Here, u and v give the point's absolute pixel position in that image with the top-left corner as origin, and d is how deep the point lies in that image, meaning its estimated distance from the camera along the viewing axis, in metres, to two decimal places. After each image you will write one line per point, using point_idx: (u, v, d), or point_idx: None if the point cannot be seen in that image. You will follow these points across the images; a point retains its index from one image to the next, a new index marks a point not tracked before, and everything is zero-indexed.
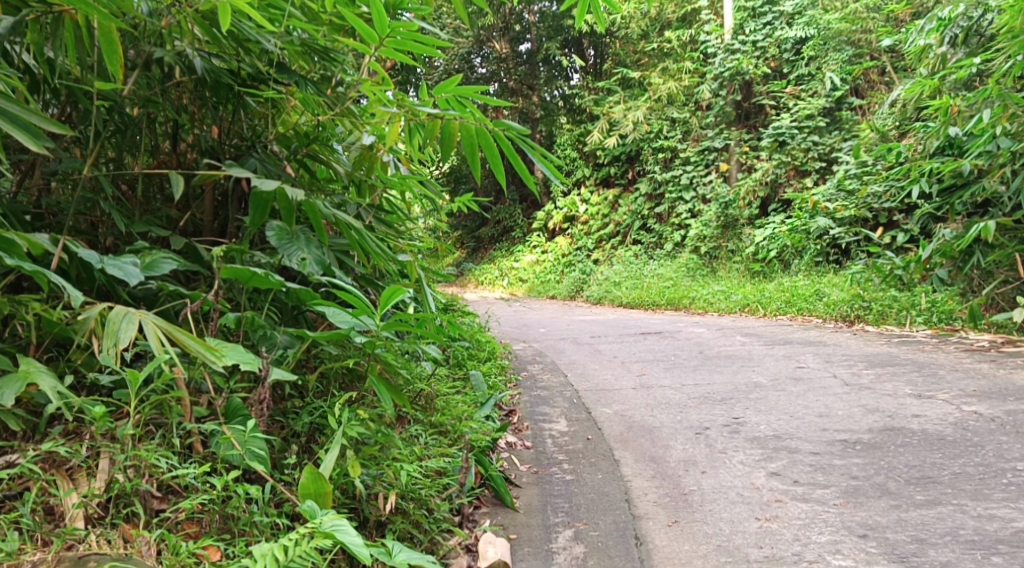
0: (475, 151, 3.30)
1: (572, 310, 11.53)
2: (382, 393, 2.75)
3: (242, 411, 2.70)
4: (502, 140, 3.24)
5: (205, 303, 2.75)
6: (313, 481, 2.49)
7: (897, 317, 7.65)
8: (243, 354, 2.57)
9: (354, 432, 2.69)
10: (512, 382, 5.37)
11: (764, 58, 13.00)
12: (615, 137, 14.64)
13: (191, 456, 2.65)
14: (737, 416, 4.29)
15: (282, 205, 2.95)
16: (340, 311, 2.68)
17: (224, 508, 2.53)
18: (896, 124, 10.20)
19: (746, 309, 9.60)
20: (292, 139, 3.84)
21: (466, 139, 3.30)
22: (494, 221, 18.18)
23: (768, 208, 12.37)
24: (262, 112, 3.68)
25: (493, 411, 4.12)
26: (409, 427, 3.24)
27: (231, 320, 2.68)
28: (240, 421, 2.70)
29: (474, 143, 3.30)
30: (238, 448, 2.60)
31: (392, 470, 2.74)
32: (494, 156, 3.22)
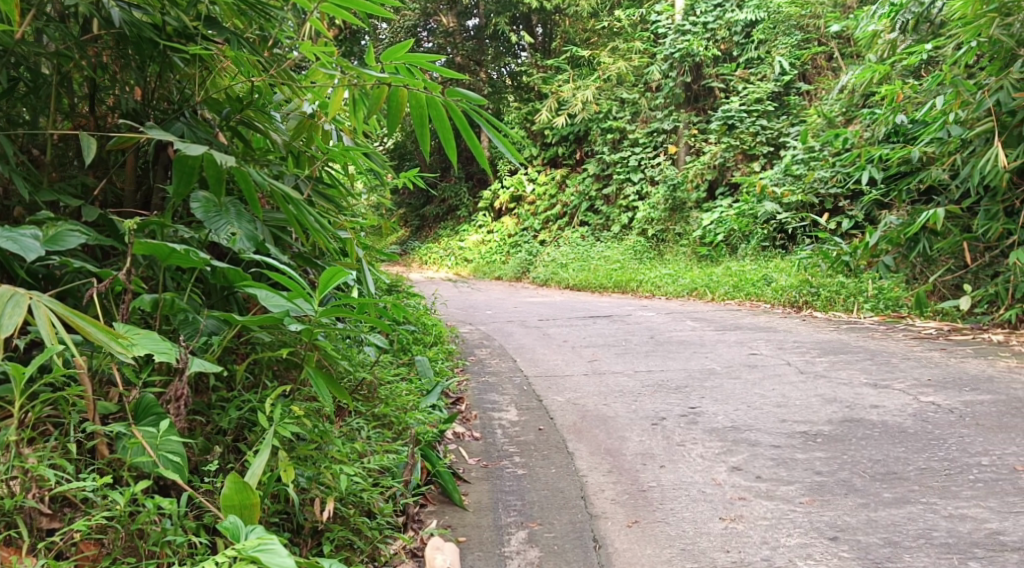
0: (425, 122, 3.02)
1: (518, 291, 11.34)
2: (320, 387, 2.52)
3: (156, 410, 2.40)
4: (454, 111, 2.97)
5: (116, 283, 2.41)
6: (238, 491, 2.23)
7: (844, 303, 7.60)
8: (157, 344, 2.29)
9: (287, 432, 2.45)
10: (460, 367, 5.17)
11: (714, 40, 12.89)
12: (564, 116, 14.44)
13: (94, 462, 2.37)
14: (693, 405, 4.16)
15: (211, 172, 2.69)
16: (272, 293, 2.42)
17: (130, 526, 2.24)
18: (843, 110, 10.19)
19: (693, 293, 9.52)
20: (224, 105, 3.61)
21: (415, 108, 3.02)
22: (440, 199, 17.88)
23: (716, 192, 12.29)
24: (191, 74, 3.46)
25: (439, 401, 3.93)
26: (350, 420, 3.02)
27: (146, 302, 2.40)
28: (153, 422, 2.39)
29: (424, 114, 3.03)
30: (150, 455, 2.30)
31: (331, 473, 2.51)
32: (445, 128, 2.95)
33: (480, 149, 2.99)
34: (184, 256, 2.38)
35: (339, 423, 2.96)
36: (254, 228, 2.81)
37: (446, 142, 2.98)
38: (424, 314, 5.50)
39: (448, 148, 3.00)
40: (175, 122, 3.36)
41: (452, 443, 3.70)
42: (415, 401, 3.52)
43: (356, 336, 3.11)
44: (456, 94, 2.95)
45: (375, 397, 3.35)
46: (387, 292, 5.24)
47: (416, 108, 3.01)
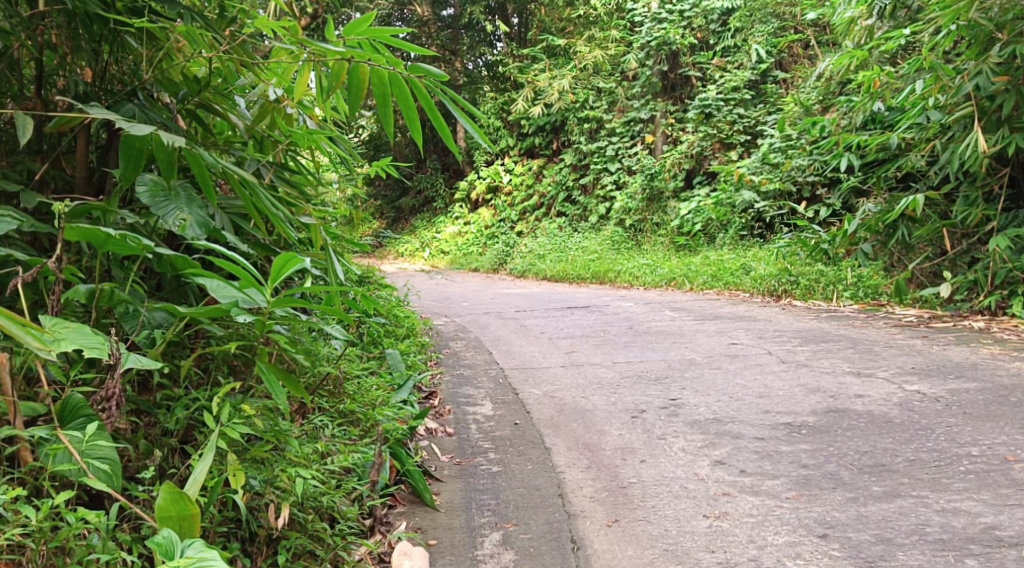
0: (387, 101, 2.85)
1: (495, 283, 11.18)
2: (273, 384, 2.32)
3: (85, 411, 2.20)
4: (417, 88, 2.80)
5: (45, 271, 2.20)
6: (174, 502, 2.03)
7: (824, 291, 7.49)
8: (85, 339, 2.12)
9: (236, 432, 2.27)
10: (434, 361, 5.02)
11: (690, 28, 12.77)
12: (540, 106, 14.28)
13: (14, 469, 2.14)
14: (674, 397, 4.03)
15: (160, 153, 2.53)
16: (219, 284, 2.24)
17: (52, 544, 2.03)
18: (819, 98, 10.10)
19: (672, 283, 9.41)
20: (181, 86, 3.45)
21: (377, 85, 2.84)
22: (416, 191, 17.68)
23: (693, 181, 12.18)
24: (144, 53, 3.30)
25: (410, 396, 3.78)
26: (312, 417, 2.86)
27: (80, 293, 2.20)
28: (82, 424, 2.19)
29: (386, 92, 2.85)
30: (76, 463, 2.10)
31: (287, 476, 2.34)
32: (408, 107, 2.78)
33: (445, 130, 2.81)
34: (122, 242, 2.21)
35: (298, 420, 2.79)
36: (206, 215, 2.63)
37: (410, 122, 2.81)
38: (396, 306, 5.33)
39: (412, 129, 2.82)
40: (125, 103, 3.20)
41: (424, 439, 3.56)
42: (384, 396, 3.36)
43: (317, 330, 2.95)
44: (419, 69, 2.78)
45: (342, 393, 3.19)
46: (357, 285, 5.07)
47: (378, 86, 2.84)
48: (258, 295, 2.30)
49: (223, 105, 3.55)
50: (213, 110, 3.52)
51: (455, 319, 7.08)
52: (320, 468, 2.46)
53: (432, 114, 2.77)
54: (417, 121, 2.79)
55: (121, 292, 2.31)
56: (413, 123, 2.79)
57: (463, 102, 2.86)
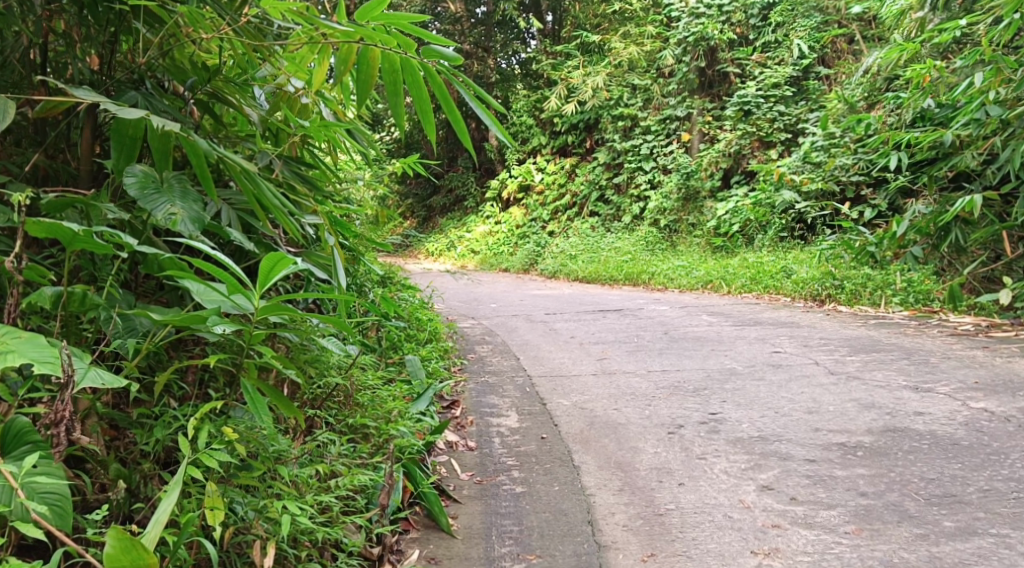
0: (399, 91, 2.60)
1: (525, 284, 10.91)
2: (259, 408, 2.08)
3: (32, 437, 1.90)
4: (432, 77, 2.54)
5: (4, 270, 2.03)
6: (126, 549, 1.71)
7: (870, 297, 7.10)
8: (40, 353, 1.88)
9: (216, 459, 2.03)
10: (458, 366, 4.76)
11: (729, 23, 12.37)
12: (574, 103, 13.98)
13: None
14: (714, 411, 3.73)
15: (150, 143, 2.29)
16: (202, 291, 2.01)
17: None
18: (865, 95, 9.70)
19: (708, 285, 9.07)
20: (188, 73, 3.24)
21: (388, 72, 2.60)
22: (447, 189, 17.47)
23: (731, 180, 11.80)
24: (155, 41, 3.05)
25: (429, 407, 3.53)
26: (318, 433, 2.62)
27: (46, 298, 2.01)
28: (25, 453, 1.88)
29: (398, 80, 2.60)
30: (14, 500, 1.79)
31: (277, 506, 2.10)
32: (420, 99, 2.53)
33: (461, 125, 2.56)
34: (92, 240, 1.99)
35: (300, 438, 2.55)
36: (200, 209, 2.41)
37: (423, 115, 2.56)
38: (419, 309, 5.07)
39: (425, 124, 2.58)
40: (128, 90, 2.96)
41: (444, 453, 3.31)
42: (400, 408, 3.11)
43: (323, 339, 2.72)
44: (433, 53, 2.52)
45: (354, 405, 2.95)
46: (378, 287, 4.83)
47: (388, 73, 2.58)
48: (246, 302, 2.07)
49: (236, 95, 3.35)
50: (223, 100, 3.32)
51: (481, 322, 6.82)
52: (316, 498, 2.22)
53: (447, 108, 2.52)
54: (429, 113, 2.55)
55: (94, 295, 2.11)
56: (425, 116, 2.55)
57: (482, 93, 2.60)
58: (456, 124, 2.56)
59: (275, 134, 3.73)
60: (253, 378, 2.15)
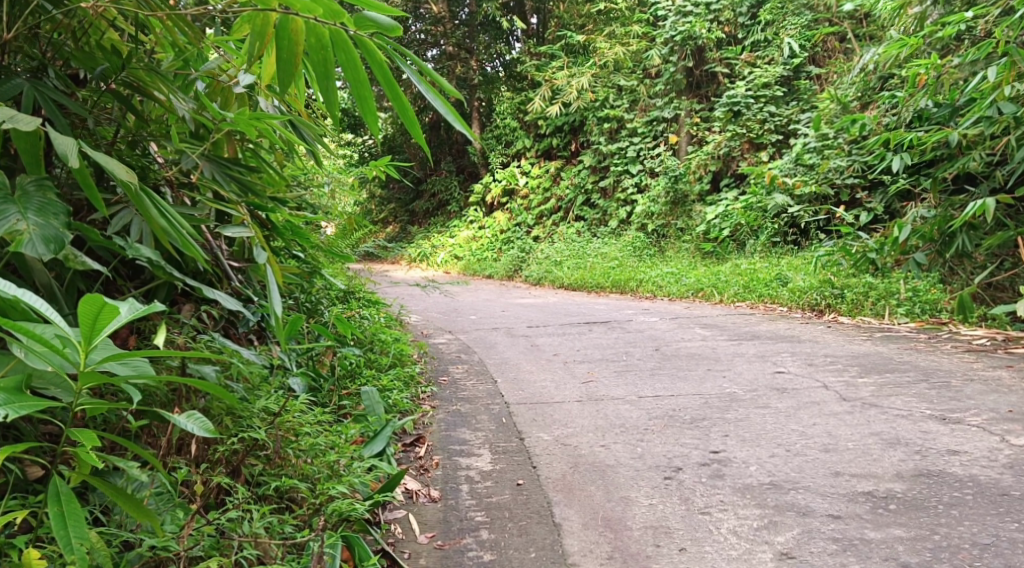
0: (330, 71, 2.08)
1: (508, 291, 10.44)
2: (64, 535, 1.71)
3: None
4: (369, 54, 2.03)
5: None
6: None
7: (873, 307, 6.62)
8: None
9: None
10: (426, 394, 4.25)
11: (718, 22, 11.85)
12: (558, 105, 13.43)
13: None
14: (716, 449, 3.24)
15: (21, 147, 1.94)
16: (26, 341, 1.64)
17: None
18: (858, 94, 9.24)
19: (699, 294, 8.60)
20: (98, 59, 2.78)
21: (315, 48, 2.07)
22: (429, 194, 16.98)
23: (720, 183, 11.35)
24: (66, 23, 2.66)
25: (386, 451, 3.08)
26: (224, 511, 2.13)
27: None
28: None
29: (328, 58, 2.08)
30: None
31: None
32: (357, 83, 2.04)
33: (408, 114, 2.09)
34: None
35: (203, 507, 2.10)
36: (61, 225, 1.96)
37: (361, 101, 2.06)
38: (382, 329, 4.56)
39: (365, 115, 2.09)
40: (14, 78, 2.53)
41: (400, 508, 2.80)
42: (346, 458, 2.63)
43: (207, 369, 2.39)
44: (366, 20, 2.02)
45: (286, 462, 2.45)
46: (334, 307, 4.32)
47: (318, 50, 2.07)
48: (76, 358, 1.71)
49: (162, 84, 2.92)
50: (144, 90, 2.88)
51: (457, 338, 6.30)
52: None
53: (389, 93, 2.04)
54: (368, 99, 2.06)
55: None
56: (363, 102, 2.06)
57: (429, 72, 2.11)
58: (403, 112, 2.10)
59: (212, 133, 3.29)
60: (78, 474, 1.78)
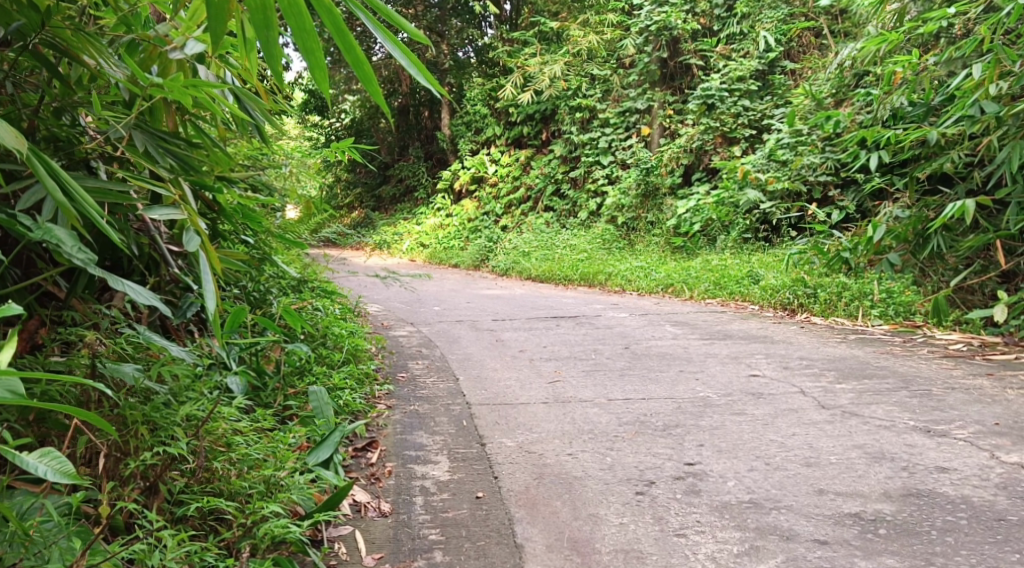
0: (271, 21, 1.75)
1: (474, 282, 10.19)
2: None
3: None
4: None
5: None
6: None
7: (846, 308, 6.45)
8: None
9: None
10: (383, 392, 4.00)
11: (693, 12, 11.61)
12: (529, 92, 13.15)
13: None
14: (690, 460, 3.02)
15: None
16: None
17: None
18: (832, 91, 9.06)
19: (669, 289, 8.40)
20: (14, 16, 2.50)
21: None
22: (396, 180, 16.62)
23: (692, 177, 11.15)
24: None
25: (333, 461, 2.86)
26: (130, 539, 1.93)
27: None
28: None
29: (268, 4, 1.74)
30: None
31: None
32: (304, 34, 1.75)
33: (365, 68, 1.81)
34: None
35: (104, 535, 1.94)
36: None
37: (309, 55, 1.78)
38: (337, 323, 4.29)
39: (316, 73, 1.82)
40: None
41: (347, 523, 2.56)
42: (285, 475, 2.38)
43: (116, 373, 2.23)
44: None
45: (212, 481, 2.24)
46: (285, 297, 4.04)
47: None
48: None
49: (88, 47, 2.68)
50: (67, 53, 2.64)
51: (418, 330, 6.04)
52: None
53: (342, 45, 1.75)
54: (316, 51, 1.79)
55: None
56: (312, 56, 1.79)
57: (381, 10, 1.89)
58: (359, 69, 1.81)
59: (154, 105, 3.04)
60: None
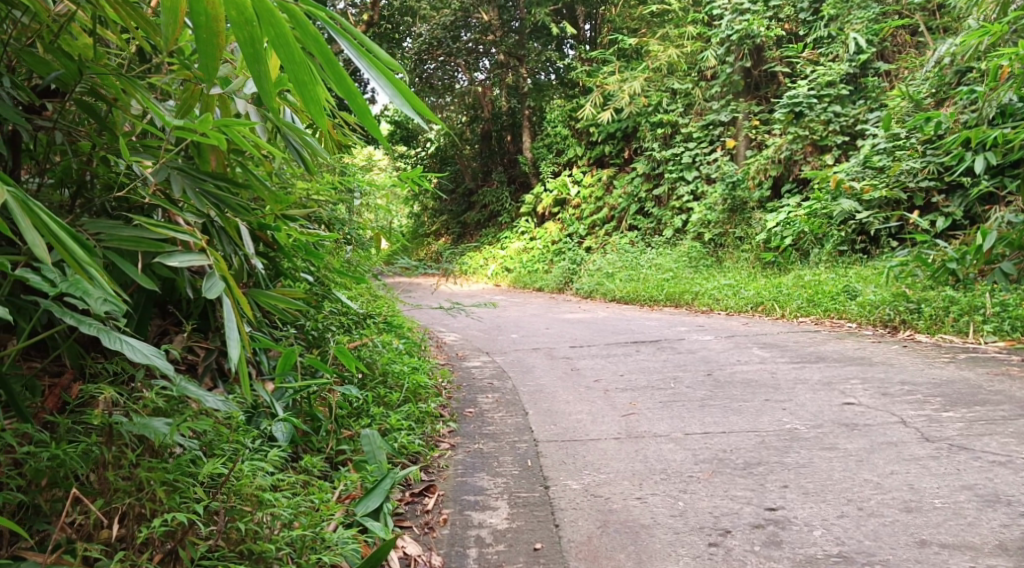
0: (260, 54, 1.62)
1: (557, 305, 10.00)
2: None
3: None
4: (301, 24, 1.60)
5: None
6: None
7: (955, 324, 5.96)
8: None
9: None
10: (446, 430, 3.82)
11: (776, 19, 11.17)
12: (609, 111, 12.93)
13: None
14: (773, 506, 2.73)
15: None
16: None
17: None
18: (932, 90, 8.59)
19: (759, 307, 8.01)
20: (52, 65, 2.55)
21: (238, 24, 1.60)
22: (481, 205, 16.58)
23: (782, 189, 10.68)
24: (24, 27, 2.49)
25: (383, 512, 2.69)
26: None
27: None
28: None
29: (256, 38, 1.61)
30: None
31: None
32: (293, 65, 1.61)
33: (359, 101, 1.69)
34: None
35: None
36: None
37: (301, 89, 1.64)
38: (400, 359, 4.15)
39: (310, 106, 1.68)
40: None
41: None
42: (318, 536, 2.22)
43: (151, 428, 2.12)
44: None
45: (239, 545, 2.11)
46: (344, 335, 3.92)
47: (245, 25, 1.61)
48: None
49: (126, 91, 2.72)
50: (107, 100, 2.68)
51: (492, 360, 5.87)
52: None
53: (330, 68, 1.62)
54: (310, 82, 1.64)
55: None
56: (304, 89, 1.63)
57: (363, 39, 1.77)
58: (350, 97, 1.68)
59: (199, 148, 2.98)
60: None
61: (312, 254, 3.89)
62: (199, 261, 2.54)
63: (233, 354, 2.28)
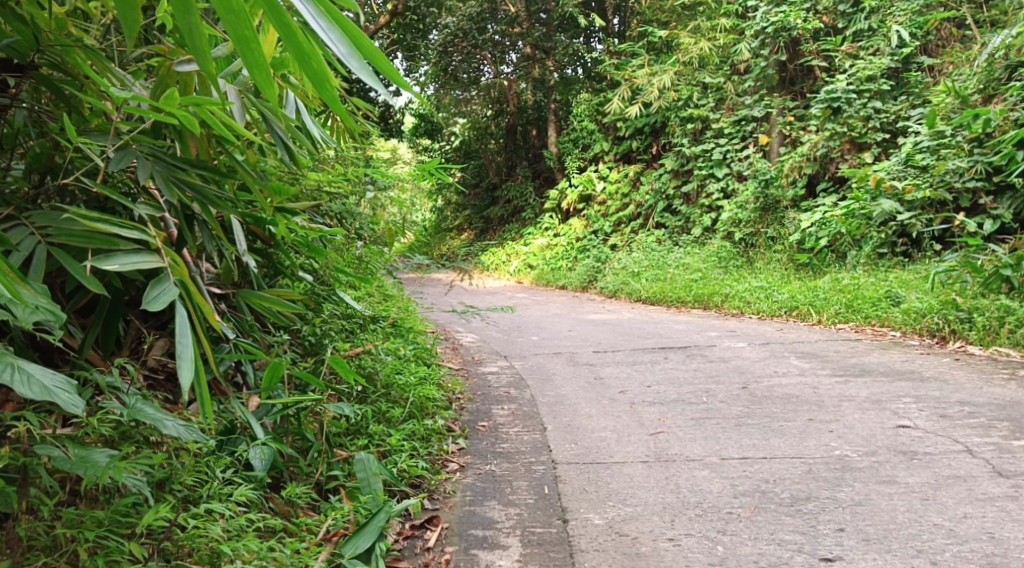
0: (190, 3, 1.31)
1: (581, 304, 9.63)
2: None
3: None
4: None
5: None
6: None
7: (1011, 336, 5.51)
8: None
9: None
10: (456, 447, 3.46)
11: (815, 11, 10.62)
12: (637, 105, 12.50)
13: None
14: (830, 558, 2.37)
15: None
16: None
17: None
18: (980, 85, 8.02)
19: (794, 312, 7.58)
20: (4, 32, 2.14)
21: None
22: (505, 200, 16.21)
23: (817, 188, 10.21)
24: None
25: (376, 553, 2.33)
26: None
27: None
28: None
29: None
30: None
31: None
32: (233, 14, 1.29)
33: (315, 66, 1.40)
34: None
35: None
36: None
37: (246, 49, 1.33)
38: (406, 369, 3.79)
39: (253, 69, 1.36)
40: None
41: None
42: None
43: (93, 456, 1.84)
44: None
45: None
46: (344, 342, 3.58)
47: None
48: None
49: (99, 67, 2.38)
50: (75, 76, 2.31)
51: (510, 366, 5.50)
52: None
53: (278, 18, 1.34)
54: (253, 41, 1.33)
55: None
56: (246, 46, 1.32)
57: None
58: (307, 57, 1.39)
59: (180, 131, 2.59)
60: None
61: (314, 251, 3.56)
62: (149, 262, 2.11)
63: (182, 378, 1.88)
